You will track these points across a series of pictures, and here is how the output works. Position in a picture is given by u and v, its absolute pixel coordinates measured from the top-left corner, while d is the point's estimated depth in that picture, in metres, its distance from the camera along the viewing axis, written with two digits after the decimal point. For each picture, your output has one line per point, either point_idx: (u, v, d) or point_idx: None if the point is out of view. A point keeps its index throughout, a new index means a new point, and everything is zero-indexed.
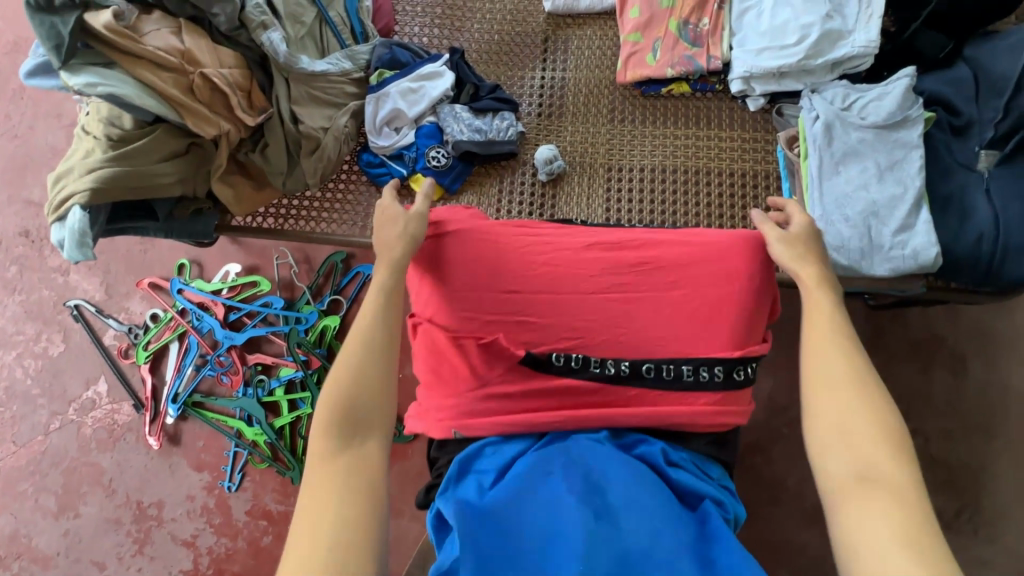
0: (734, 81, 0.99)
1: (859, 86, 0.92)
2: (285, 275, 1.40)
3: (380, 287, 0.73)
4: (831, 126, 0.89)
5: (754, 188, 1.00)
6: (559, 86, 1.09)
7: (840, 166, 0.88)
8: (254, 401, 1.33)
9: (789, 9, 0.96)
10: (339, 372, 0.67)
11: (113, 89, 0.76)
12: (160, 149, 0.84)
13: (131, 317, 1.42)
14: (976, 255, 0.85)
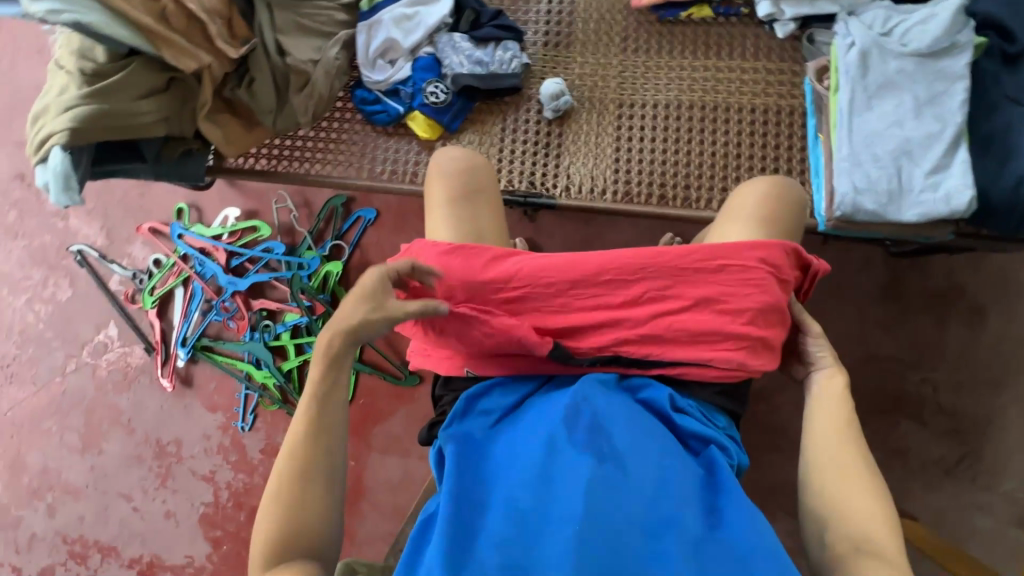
0: (761, 3, 0.90)
1: (903, 8, 0.83)
2: (285, 220, 1.37)
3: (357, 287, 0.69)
4: (867, 55, 0.81)
5: (777, 124, 0.93)
6: (567, 12, 0.99)
7: (874, 101, 0.81)
8: (261, 345, 1.34)
9: None
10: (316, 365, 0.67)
11: (79, 16, 0.69)
12: (138, 85, 0.78)
13: (135, 262, 1.42)
14: (1015, 201, 0.79)
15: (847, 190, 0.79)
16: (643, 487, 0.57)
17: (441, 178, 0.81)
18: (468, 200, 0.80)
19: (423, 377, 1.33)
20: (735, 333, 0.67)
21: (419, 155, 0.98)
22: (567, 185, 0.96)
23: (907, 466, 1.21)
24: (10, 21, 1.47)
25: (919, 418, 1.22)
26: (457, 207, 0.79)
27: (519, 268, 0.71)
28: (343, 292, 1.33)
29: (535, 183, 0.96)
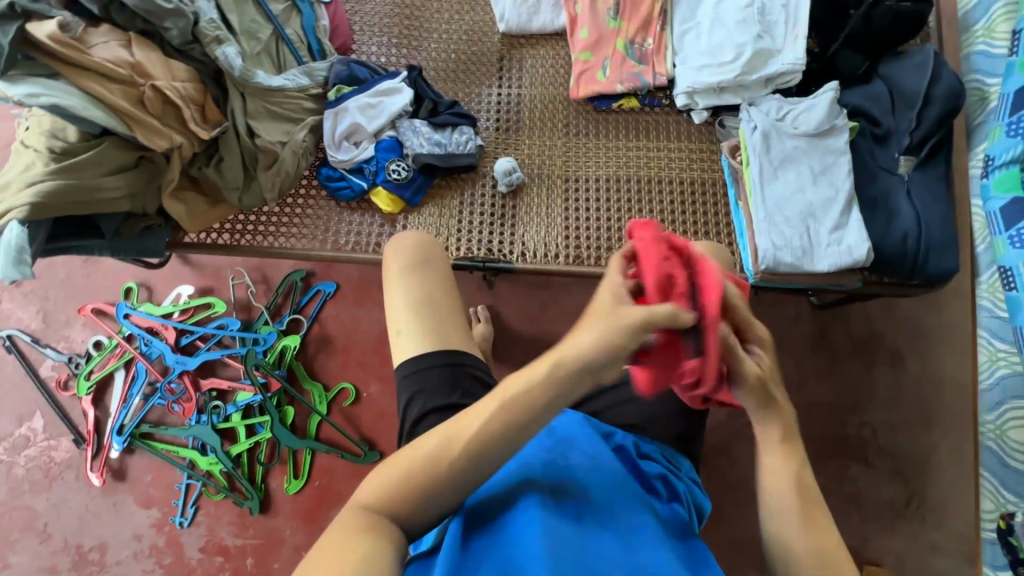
0: (678, 96, 1.05)
1: (791, 99, 1.00)
2: (240, 296, 1.36)
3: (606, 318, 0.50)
4: (768, 136, 0.96)
5: (703, 194, 1.06)
6: (514, 102, 1.12)
7: (779, 172, 0.95)
8: (208, 428, 1.26)
9: (725, 29, 1.01)
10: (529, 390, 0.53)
11: (57, 99, 0.73)
12: (106, 162, 0.81)
13: (72, 345, 1.34)
14: (903, 252, 0.93)
15: (768, 247, 0.90)
16: (624, 533, 0.55)
17: (400, 249, 0.83)
18: (419, 266, 0.82)
19: (383, 453, 1.27)
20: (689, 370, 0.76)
21: (382, 227, 1.03)
22: (523, 250, 1.03)
23: (862, 510, 1.26)
24: None
25: (865, 461, 1.29)
26: (412, 274, 0.81)
27: None
28: (300, 367, 1.31)
29: (493, 250, 1.03)
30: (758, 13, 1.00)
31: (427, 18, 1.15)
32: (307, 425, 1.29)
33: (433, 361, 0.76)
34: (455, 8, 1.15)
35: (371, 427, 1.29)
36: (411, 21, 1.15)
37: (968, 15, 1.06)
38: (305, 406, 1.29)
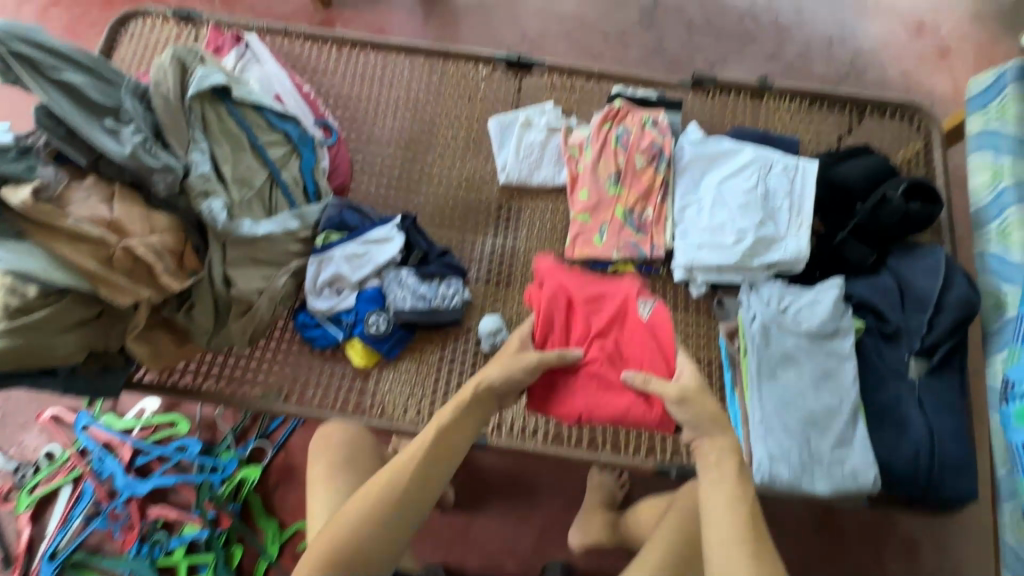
0: (677, 269, 1.01)
1: (794, 287, 0.95)
2: (207, 413, 1.28)
3: (439, 425, 0.74)
4: (768, 329, 0.90)
5: (697, 374, 0.99)
6: (508, 255, 1.09)
7: (779, 371, 0.88)
8: (146, 563, 1.17)
9: (727, 210, 0.98)
10: (417, 448, 0.73)
11: (17, 264, 0.73)
12: (64, 320, 0.77)
13: (22, 453, 1.26)
14: (914, 471, 0.85)
15: (764, 458, 0.83)
16: None
17: (326, 449, 0.88)
18: (343, 469, 0.85)
19: None
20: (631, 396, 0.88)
21: (353, 381, 0.98)
22: (500, 421, 0.96)
23: None
24: None
25: None
26: (335, 478, 0.84)
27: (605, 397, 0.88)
28: (257, 500, 1.22)
29: None
30: (762, 198, 0.97)
31: (429, 161, 1.14)
32: (254, 569, 1.18)
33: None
34: (459, 154, 1.14)
35: None
36: (412, 163, 1.13)
37: (979, 212, 1.00)
38: (256, 547, 1.19)
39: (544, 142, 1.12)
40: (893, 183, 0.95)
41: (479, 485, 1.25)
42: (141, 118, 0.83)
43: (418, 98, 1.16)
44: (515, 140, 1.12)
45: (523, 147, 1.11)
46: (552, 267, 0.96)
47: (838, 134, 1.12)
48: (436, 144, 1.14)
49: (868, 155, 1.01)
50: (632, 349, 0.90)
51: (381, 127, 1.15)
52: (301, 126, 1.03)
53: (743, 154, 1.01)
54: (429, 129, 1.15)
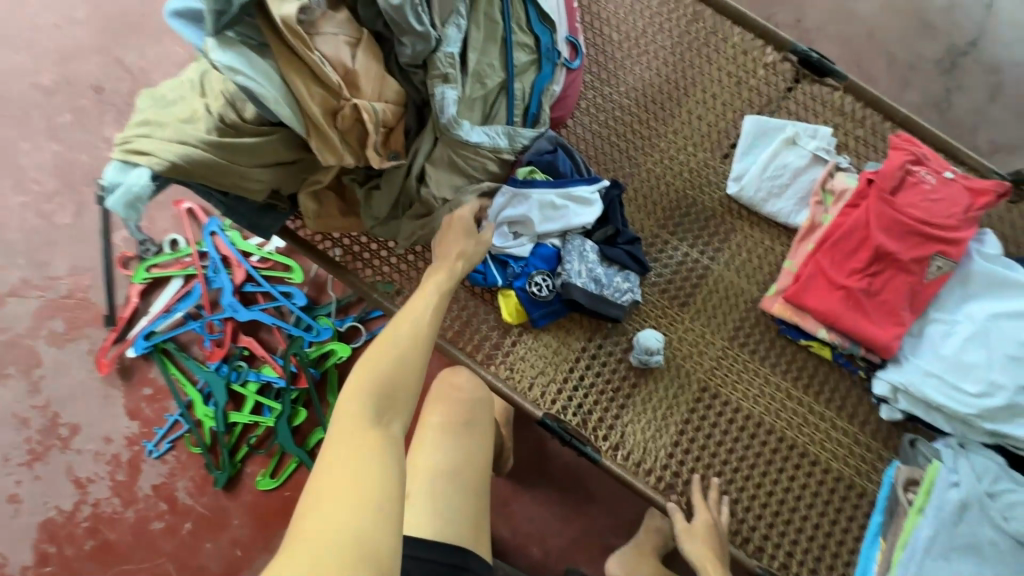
0: (880, 381, 0.85)
1: (1014, 473, 0.79)
2: (321, 273, 1.26)
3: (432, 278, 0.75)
4: (966, 506, 0.76)
5: (841, 499, 0.87)
6: (697, 275, 0.95)
7: (952, 554, 0.75)
8: (222, 383, 1.20)
9: (983, 352, 0.81)
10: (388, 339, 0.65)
11: (254, 84, 0.64)
12: (267, 155, 0.70)
13: (152, 229, 1.29)
14: None
15: None
16: None
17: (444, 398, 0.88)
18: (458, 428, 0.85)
19: None
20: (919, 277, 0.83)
21: (491, 331, 0.91)
22: (616, 443, 0.89)
23: None
24: None
25: None
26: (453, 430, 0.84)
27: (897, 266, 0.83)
28: (334, 377, 1.21)
29: (587, 423, 0.89)
30: None
31: (659, 132, 0.98)
32: (309, 435, 1.20)
33: (428, 550, 0.70)
34: (695, 139, 0.98)
35: None
36: (640, 127, 0.98)
37: None
38: (317, 417, 1.20)
39: (800, 170, 0.93)
40: None
41: (537, 464, 1.21)
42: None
43: (682, 57, 0.99)
44: (767, 154, 0.94)
45: (773, 165, 0.93)
46: (904, 161, 0.86)
47: None
48: (675, 116, 0.98)
49: None
50: (895, 296, 0.83)
51: (625, 71, 0.99)
52: (554, 38, 0.88)
53: None
54: (676, 96, 0.98)
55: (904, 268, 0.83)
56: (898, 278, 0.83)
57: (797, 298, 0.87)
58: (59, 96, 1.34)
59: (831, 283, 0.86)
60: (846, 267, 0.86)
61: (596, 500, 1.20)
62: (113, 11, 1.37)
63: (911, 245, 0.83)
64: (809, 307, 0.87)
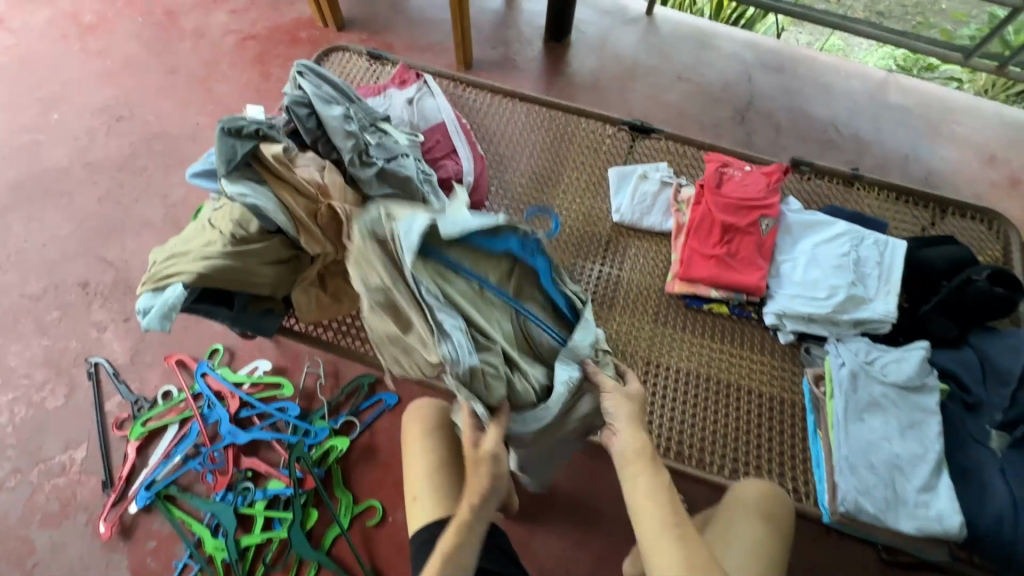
0: (768, 314, 1.12)
1: (879, 345, 1.04)
2: (309, 384, 1.41)
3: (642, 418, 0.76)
4: (856, 375, 0.99)
5: (780, 414, 1.07)
6: (614, 282, 1.22)
7: (864, 415, 0.96)
8: (230, 509, 1.24)
9: (821, 270, 1.11)
10: None
11: (259, 202, 0.91)
12: (269, 255, 0.95)
13: (144, 389, 1.40)
14: (998, 537, 0.88)
15: (850, 490, 0.89)
16: None
17: (419, 416, 0.96)
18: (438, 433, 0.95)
19: None
20: (760, 235, 1.16)
21: None
22: None
23: None
24: (153, 168, 1.71)
25: None
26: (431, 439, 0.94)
27: (742, 232, 1.16)
28: (339, 471, 1.30)
29: None
30: (854, 263, 1.09)
31: (553, 195, 1.32)
32: (324, 535, 1.25)
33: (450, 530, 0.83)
34: (580, 192, 1.33)
35: (386, 558, 1.24)
36: (539, 194, 1.32)
37: None
38: (330, 514, 1.26)
39: (656, 193, 1.28)
40: (977, 268, 1.06)
41: (544, 499, 1.29)
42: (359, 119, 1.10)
43: (551, 144, 1.38)
44: (631, 188, 1.29)
45: (638, 194, 1.29)
46: (717, 167, 1.23)
47: (923, 226, 1.25)
48: (560, 181, 1.34)
49: (953, 244, 1.13)
50: (749, 251, 1.14)
51: (516, 161, 1.36)
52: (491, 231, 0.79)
53: (837, 225, 1.15)
54: (557, 168, 1.35)
55: (744, 231, 1.15)
56: (745, 240, 1.15)
57: (688, 273, 1.15)
58: (47, 299, 1.51)
59: (705, 256, 1.16)
60: (711, 242, 1.16)
61: (605, 517, 1.29)
62: (94, 222, 1.62)
63: (743, 216, 1.17)
64: (697, 278, 1.15)
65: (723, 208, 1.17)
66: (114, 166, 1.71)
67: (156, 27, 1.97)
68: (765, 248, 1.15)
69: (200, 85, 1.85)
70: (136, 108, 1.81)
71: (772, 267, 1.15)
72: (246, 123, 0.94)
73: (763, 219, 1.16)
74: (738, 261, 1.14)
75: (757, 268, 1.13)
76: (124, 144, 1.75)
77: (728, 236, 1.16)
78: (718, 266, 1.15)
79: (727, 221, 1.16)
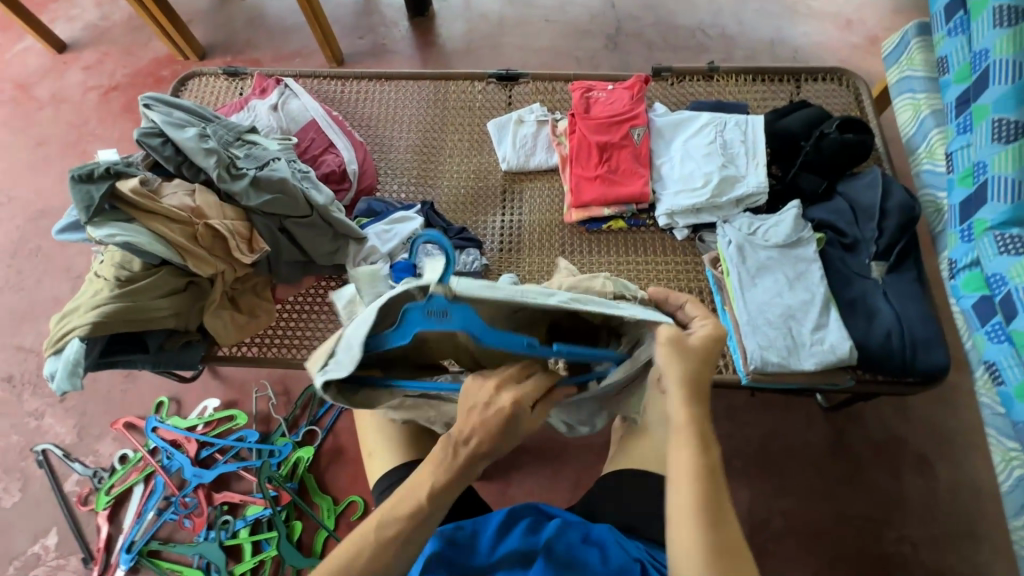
0: (660, 216, 1.18)
1: (759, 216, 1.12)
2: (262, 408, 1.42)
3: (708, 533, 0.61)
4: (742, 248, 1.06)
5: (693, 302, 1.13)
6: (517, 226, 1.26)
7: (757, 279, 1.04)
8: (215, 545, 1.26)
9: (694, 162, 1.18)
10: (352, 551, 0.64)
11: (129, 238, 0.92)
12: (160, 287, 0.96)
13: (99, 460, 1.39)
14: (890, 350, 0.97)
15: (755, 348, 0.97)
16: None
17: None
18: None
19: None
20: (635, 145, 1.21)
21: None
22: None
23: None
24: (47, 246, 1.66)
25: None
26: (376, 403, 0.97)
27: (616, 146, 1.21)
28: (311, 478, 1.33)
29: None
30: (721, 148, 1.17)
31: (441, 162, 1.35)
32: (314, 541, 1.27)
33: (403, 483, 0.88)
34: (466, 153, 1.36)
35: None
36: (427, 165, 1.35)
37: (911, 141, 1.22)
38: (313, 521, 1.29)
39: (536, 133, 1.32)
40: (829, 121, 1.15)
41: (512, 447, 1.34)
42: (219, 136, 1.09)
43: (427, 113, 1.40)
44: (511, 135, 1.32)
45: (519, 139, 1.32)
46: (581, 94, 1.28)
47: (785, 99, 1.32)
48: (445, 147, 1.36)
49: (806, 107, 1.20)
50: (628, 163, 1.20)
51: (398, 139, 1.38)
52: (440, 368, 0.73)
53: (700, 118, 1.22)
54: (439, 136, 1.37)
55: (618, 146, 1.21)
56: (622, 154, 1.21)
57: (579, 198, 1.20)
58: None
59: (590, 178, 1.21)
60: (593, 164, 1.21)
61: (573, 446, 1.35)
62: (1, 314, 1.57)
63: (615, 132, 1.22)
64: (589, 202, 1.20)
65: (594, 129, 1.23)
66: (6, 254, 1.65)
67: (10, 104, 1.88)
68: (642, 156, 1.21)
69: (72, 151, 1.79)
70: (12, 191, 1.74)
71: (653, 172, 1.21)
72: (95, 165, 0.94)
73: (633, 129, 1.22)
74: (620, 175, 1.20)
75: (639, 177, 1.19)
76: (10, 230, 1.68)
77: (607, 154, 1.21)
78: (605, 184, 1.20)
79: (601, 141, 1.22)
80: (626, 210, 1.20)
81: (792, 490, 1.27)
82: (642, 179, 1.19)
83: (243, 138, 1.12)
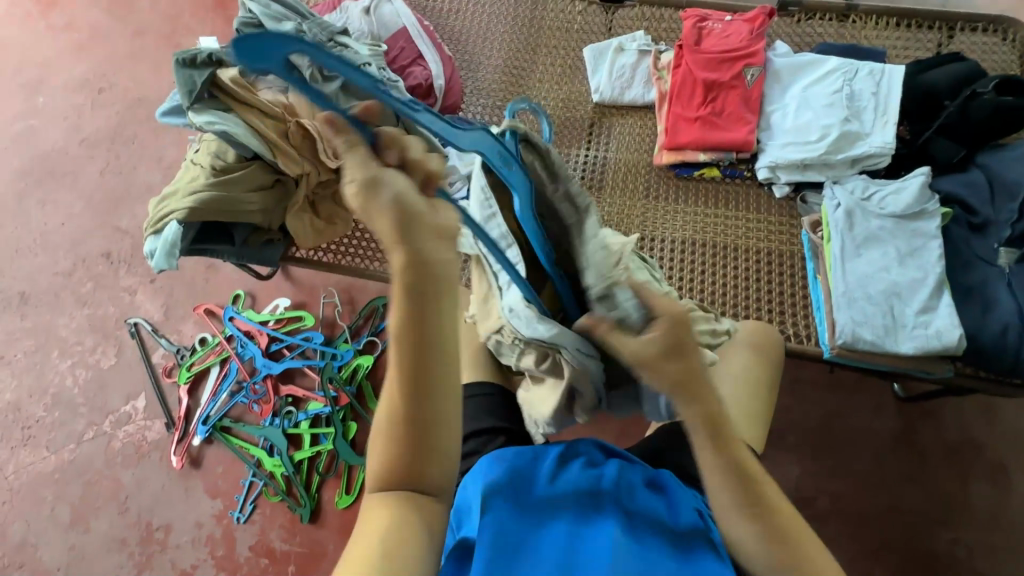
0: (761, 169, 1.09)
1: (877, 181, 1.01)
2: (328, 314, 1.48)
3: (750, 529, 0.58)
4: (852, 213, 0.97)
5: (781, 266, 1.06)
6: (602, 164, 1.20)
7: (862, 249, 0.95)
8: (279, 431, 1.37)
9: (811, 112, 1.06)
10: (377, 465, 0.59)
11: (227, 127, 0.93)
12: (250, 181, 0.98)
13: (182, 339, 1.51)
14: (1003, 345, 0.88)
15: (847, 322, 0.90)
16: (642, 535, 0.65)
17: None
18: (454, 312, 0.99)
19: None
20: (746, 88, 1.10)
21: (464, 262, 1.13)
22: None
23: None
24: (143, 134, 1.74)
25: None
26: None
27: (726, 86, 1.10)
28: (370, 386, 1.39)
29: None
30: (846, 99, 1.04)
31: (529, 86, 1.28)
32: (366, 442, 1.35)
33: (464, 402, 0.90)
34: (556, 79, 1.28)
35: None
36: (515, 88, 1.28)
37: None
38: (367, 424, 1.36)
39: (635, 63, 1.22)
40: (983, 81, 0.99)
41: None
42: (314, 34, 1.07)
43: (520, 32, 1.31)
44: (608, 64, 1.23)
45: (616, 68, 1.22)
46: (694, 24, 1.16)
47: (931, 50, 1.15)
48: (534, 71, 1.29)
49: (958, 61, 1.04)
50: (735, 106, 1.10)
51: (487, 58, 1.31)
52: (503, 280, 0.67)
53: (827, 63, 1.08)
54: (529, 58, 1.30)
55: (728, 86, 1.10)
56: (730, 96, 1.10)
57: (674, 139, 1.12)
58: (79, 272, 1.61)
59: (690, 118, 1.11)
60: (695, 104, 1.12)
61: None
62: (102, 194, 1.68)
63: (726, 70, 1.11)
64: (685, 145, 1.12)
65: (703, 64, 1.12)
66: (107, 138, 1.74)
67: None
68: (752, 100, 1.10)
69: (167, 43, 1.83)
70: (113, 77, 1.81)
71: (761, 120, 1.10)
72: (199, 51, 0.95)
73: (747, 69, 1.10)
74: (725, 119, 1.10)
75: (745, 123, 1.09)
76: (111, 115, 1.77)
77: (713, 95, 1.11)
78: (706, 128, 1.10)
79: (709, 79, 1.11)
80: (724, 158, 1.11)
81: (845, 473, 1.23)
82: (747, 125, 1.09)
83: (336, 40, 1.09)
